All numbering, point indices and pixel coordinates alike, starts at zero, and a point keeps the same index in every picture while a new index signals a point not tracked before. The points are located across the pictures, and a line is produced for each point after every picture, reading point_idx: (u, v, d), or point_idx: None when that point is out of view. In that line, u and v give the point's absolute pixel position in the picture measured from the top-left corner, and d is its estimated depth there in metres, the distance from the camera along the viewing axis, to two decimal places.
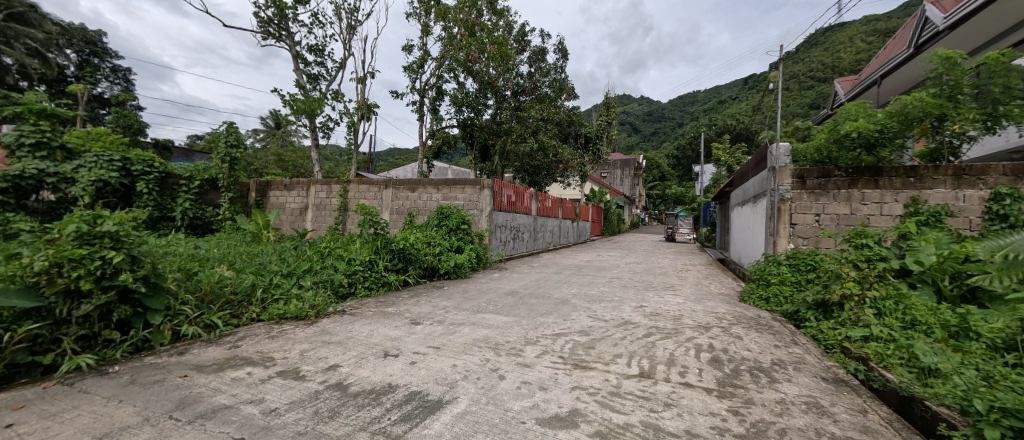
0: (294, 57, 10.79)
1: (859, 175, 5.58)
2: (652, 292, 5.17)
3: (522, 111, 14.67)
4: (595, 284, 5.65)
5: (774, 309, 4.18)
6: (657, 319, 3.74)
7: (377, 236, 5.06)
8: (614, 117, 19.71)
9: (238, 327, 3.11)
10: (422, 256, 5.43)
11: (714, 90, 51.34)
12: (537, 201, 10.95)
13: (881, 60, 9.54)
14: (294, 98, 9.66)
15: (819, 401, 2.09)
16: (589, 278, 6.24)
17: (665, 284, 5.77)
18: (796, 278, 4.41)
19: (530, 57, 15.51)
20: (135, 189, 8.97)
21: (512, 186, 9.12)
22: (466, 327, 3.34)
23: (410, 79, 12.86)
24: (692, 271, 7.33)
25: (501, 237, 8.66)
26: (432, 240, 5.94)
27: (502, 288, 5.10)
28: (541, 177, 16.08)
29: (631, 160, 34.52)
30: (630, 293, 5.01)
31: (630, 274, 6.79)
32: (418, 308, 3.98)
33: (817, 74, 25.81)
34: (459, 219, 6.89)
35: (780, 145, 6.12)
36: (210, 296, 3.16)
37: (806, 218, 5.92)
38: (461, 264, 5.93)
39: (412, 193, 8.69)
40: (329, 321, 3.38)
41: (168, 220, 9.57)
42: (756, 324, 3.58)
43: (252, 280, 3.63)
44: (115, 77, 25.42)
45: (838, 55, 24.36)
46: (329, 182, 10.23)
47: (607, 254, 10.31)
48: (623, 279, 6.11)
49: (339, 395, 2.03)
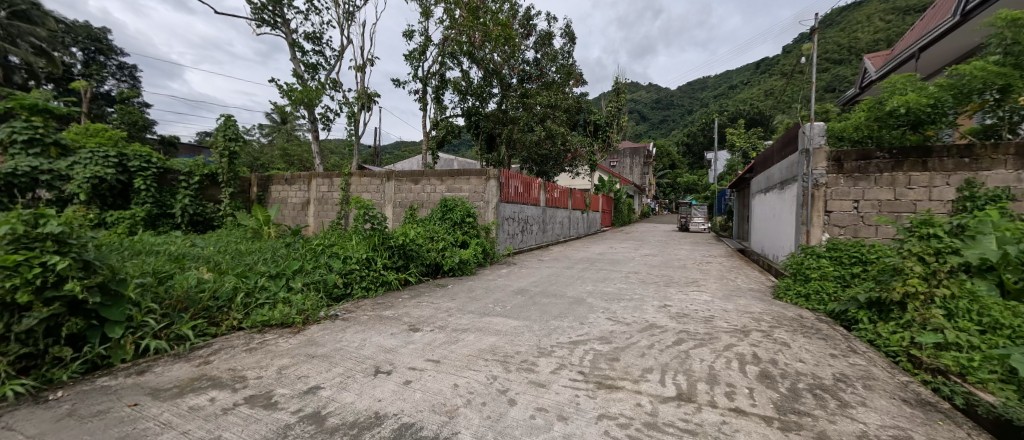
0: (290, 45, 10.41)
1: (904, 157, 5.04)
2: (675, 288, 4.74)
3: (528, 98, 14.18)
4: (611, 280, 5.22)
5: (816, 309, 3.73)
6: (685, 322, 3.31)
7: (374, 231, 4.68)
8: (624, 103, 19.06)
9: (215, 337, 2.76)
10: (425, 253, 5.06)
11: (725, 76, 50.09)
12: (546, 192, 10.52)
13: (918, 33, 8.91)
14: (291, 88, 9.28)
15: (912, 435, 1.66)
16: (604, 273, 5.81)
17: (687, 279, 5.31)
18: (841, 273, 3.95)
19: (535, 42, 14.95)
20: (133, 185, 8.73)
21: (519, 176, 8.70)
22: (470, 335, 2.95)
23: (412, 66, 12.40)
24: (713, 264, 6.85)
25: (509, 230, 8.27)
26: (435, 235, 5.57)
27: (511, 286, 4.70)
28: (549, 167, 15.60)
29: (641, 149, 33.73)
30: (651, 291, 4.57)
31: (648, 268, 6.34)
32: (419, 311, 3.60)
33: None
34: (464, 212, 6.49)
35: (814, 124, 5.55)
36: (183, 304, 2.81)
37: (842, 205, 5.41)
38: (466, 260, 5.55)
39: (415, 186, 8.32)
40: (318, 328, 3.01)
41: (168, 218, 9.32)
42: (802, 328, 3.14)
43: (235, 283, 3.28)
44: (122, 74, 25.34)
45: (855, 35, 23.32)
46: (330, 175, 9.89)
47: (620, 246, 9.85)
48: (641, 274, 5.68)
49: (313, 432, 1.65)
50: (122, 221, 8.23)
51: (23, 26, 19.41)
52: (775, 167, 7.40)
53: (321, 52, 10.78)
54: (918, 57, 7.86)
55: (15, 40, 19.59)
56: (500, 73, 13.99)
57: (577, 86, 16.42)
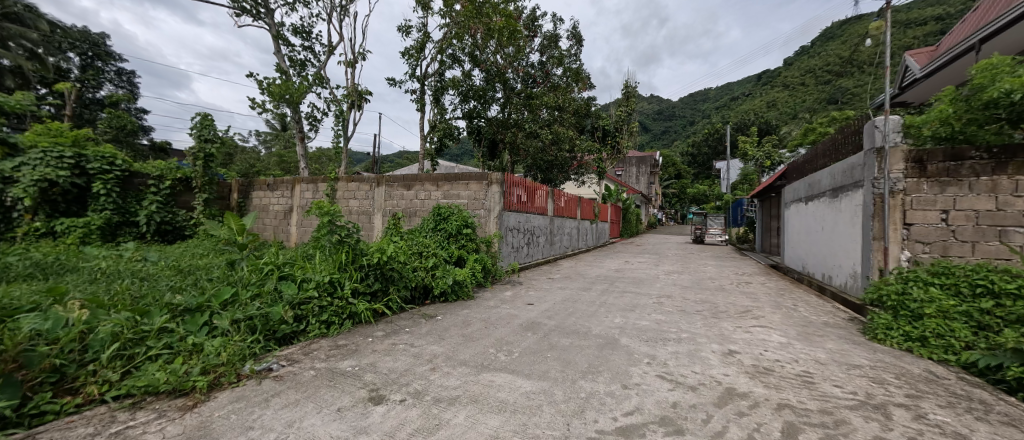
0: (275, 38, 9.58)
1: (1010, 157, 4.04)
2: (729, 322, 3.66)
3: (533, 100, 13.27)
4: (643, 310, 4.14)
5: (946, 359, 2.67)
6: (777, 385, 2.25)
7: (342, 246, 3.62)
8: (633, 108, 18.13)
9: (48, 423, 1.74)
10: (409, 273, 4.03)
11: (726, 88, 49.71)
12: (554, 200, 9.56)
13: (975, 24, 7.89)
14: (270, 82, 8.24)
15: None
16: (631, 298, 4.74)
17: (738, 308, 4.22)
18: (969, 310, 2.88)
19: (541, 43, 14.11)
20: (91, 190, 7.74)
21: (524, 181, 7.71)
22: (460, 412, 1.90)
23: (409, 65, 11.53)
24: (754, 285, 5.78)
25: (513, 242, 7.26)
26: (424, 250, 4.56)
27: (518, 318, 3.64)
28: (555, 174, 14.57)
29: (646, 158, 32.82)
30: (700, 325, 3.51)
31: (680, 290, 5.28)
32: (390, 362, 2.55)
33: (835, 68, 24.35)
34: (461, 222, 5.48)
35: (888, 118, 4.51)
36: (11, 365, 1.76)
37: (927, 216, 4.36)
38: (462, 281, 4.52)
39: (408, 191, 7.34)
40: (229, 397, 2.00)
41: (132, 226, 8.31)
42: (963, 403, 2.07)
43: (116, 326, 2.23)
44: (120, 80, 24.54)
45: (856, 47, 22.87)
46: (315, 180, 8.89)
47: (637, 262, 8.77)
48: (676, 300, 4.62)
49: None
50: (73, 231, 7.25)
51: (13, 27, 18.73)
52: (821, 172, 6.42)
53: (310, 48, 9.97)
54: (979, 48, 6.90)
55: (6, 43, 18.89)
56: (503, 75, 13.10)
57: (585, 90, 15.46)
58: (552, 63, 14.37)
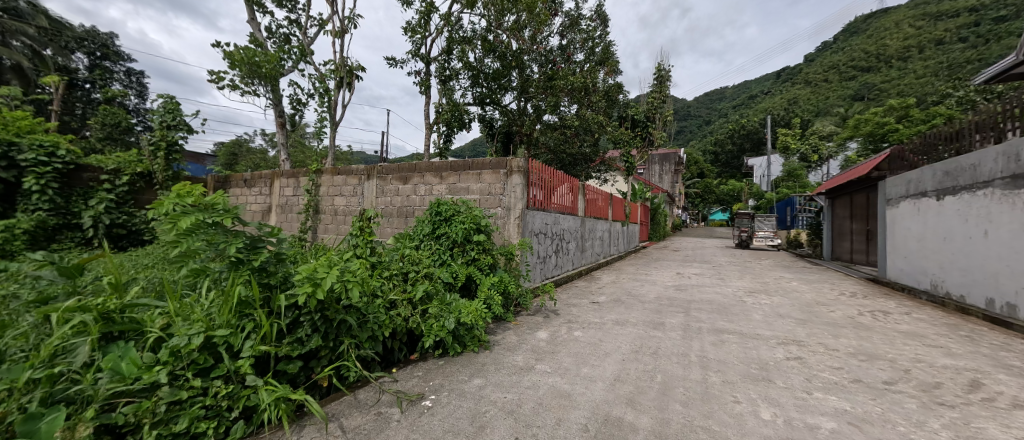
0: (249, 4, 8.11)
1: None
2: (994, 424, 1.86)
3: (556, 80, 11.41)
4: (786, 377, 2.37)
5: None
6: None
7: (242, 273, 1.91)
8: (665, 97, 16.26)
9: None
10: (375, 314, 2.32)
11: (745, 86, 47.51)
12: (584, 198, 7.84)
13: None
14: (233, 48, 6.63)
15: None
16: (742, 346, 2.97)
17: (953, 378, 2.41)
18: None
19: (563, 18, 12.34)
20: (22, 185, 6.27)
21: (550, 171, 5.98)
22: None
23: (412, 42, 9.97)
24: (903, 318, 3.92)
25: (540, 250, 5.57)
26: (408, 270, 2.88)
27: (575, 410, 1.90)
28: (579, 170, 12.77)
29: (670, 155, 30.67)
30: (954, 436, 1.73)
31: (805, 329, 3.46)
32: None
33: None
34: (471, 225, 3.74)
35: None
36: None
37: None
38: (471, 321, 2.81)
39: (404, 186, 5.70)
40: None
41: (75, 230, 6.76)
42: None
43: None
44: (130, 80, 23.37)
45: None
46: (296, 173, 7.26)
47: (693, 274, 6.92)
48: (821, 352, 2.83)
49: None
50: None
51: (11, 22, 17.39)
52: (979, 154, 4.58)
53: (295, 20, 8.52)
54: None
55: (8, 40, 17.72)
56: (521, 58, 11.38)
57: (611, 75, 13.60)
58: (576, 46, 12.60)
